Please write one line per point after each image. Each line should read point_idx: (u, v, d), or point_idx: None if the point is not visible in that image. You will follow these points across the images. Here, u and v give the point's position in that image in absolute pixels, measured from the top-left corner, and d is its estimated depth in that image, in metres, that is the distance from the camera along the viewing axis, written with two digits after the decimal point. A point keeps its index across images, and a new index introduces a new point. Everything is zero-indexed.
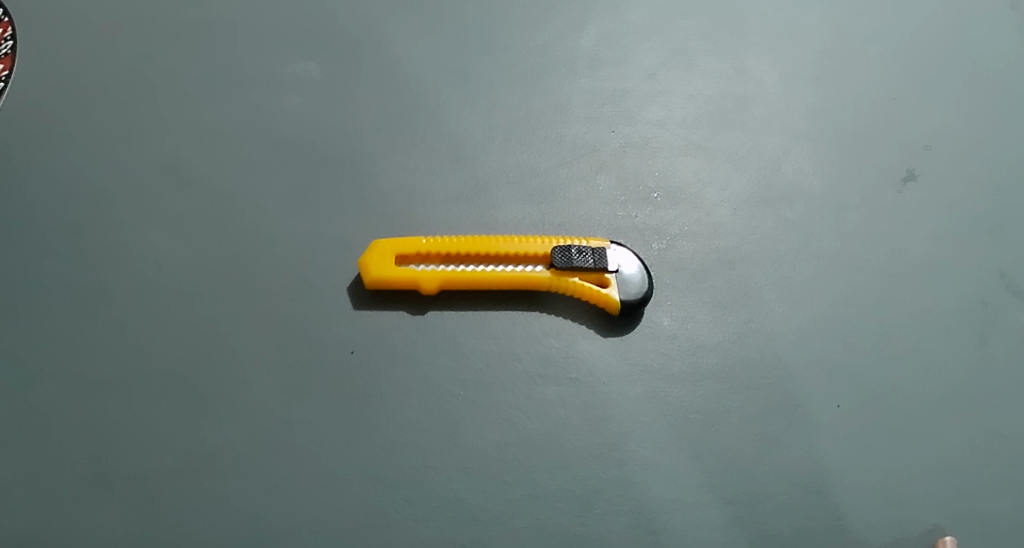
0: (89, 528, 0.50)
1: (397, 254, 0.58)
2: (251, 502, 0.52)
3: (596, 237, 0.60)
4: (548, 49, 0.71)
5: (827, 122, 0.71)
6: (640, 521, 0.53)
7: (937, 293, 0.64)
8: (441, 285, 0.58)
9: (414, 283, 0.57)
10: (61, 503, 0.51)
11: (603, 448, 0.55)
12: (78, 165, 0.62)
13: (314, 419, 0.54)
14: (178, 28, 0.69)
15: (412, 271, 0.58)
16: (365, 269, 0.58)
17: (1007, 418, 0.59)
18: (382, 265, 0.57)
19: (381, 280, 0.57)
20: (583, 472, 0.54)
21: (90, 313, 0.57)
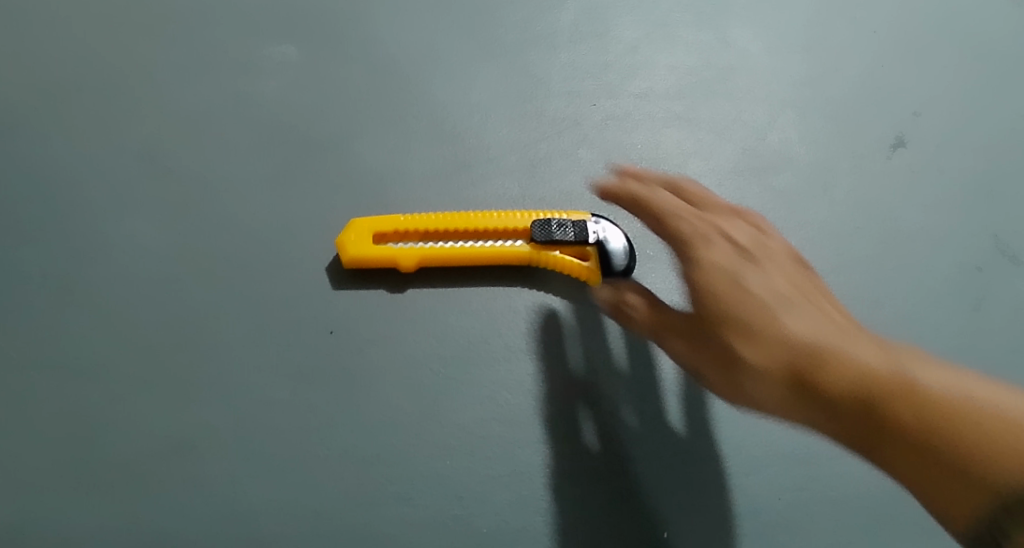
0: (70, 515, 0.50)
1: (376, 232, 0.57)
2: (231, 485, 0.51)
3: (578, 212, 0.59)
4: (527, 24, 0.70)
5: (813, 91, 0.70)
6: (607, 480, 0.53)
7: (932, 262, 0.65)
8: (421, 261, 0.57)
9: (393, 261, 0.57)
10: (41, 490, 0.51)
11: (576, 410, 0.55)
12: (53, 155, 0.62)
13: (294, 400, 0.54)
14: (150, 12, 0.68)
15: (391, 250, 0.57)
16: (343, 249, 0.57)
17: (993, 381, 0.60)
18: (360, 244, 0.57)
19: (360, 260, 0.57)
20: (565, 446, 0.54)
21: (68, 303, 0.56)
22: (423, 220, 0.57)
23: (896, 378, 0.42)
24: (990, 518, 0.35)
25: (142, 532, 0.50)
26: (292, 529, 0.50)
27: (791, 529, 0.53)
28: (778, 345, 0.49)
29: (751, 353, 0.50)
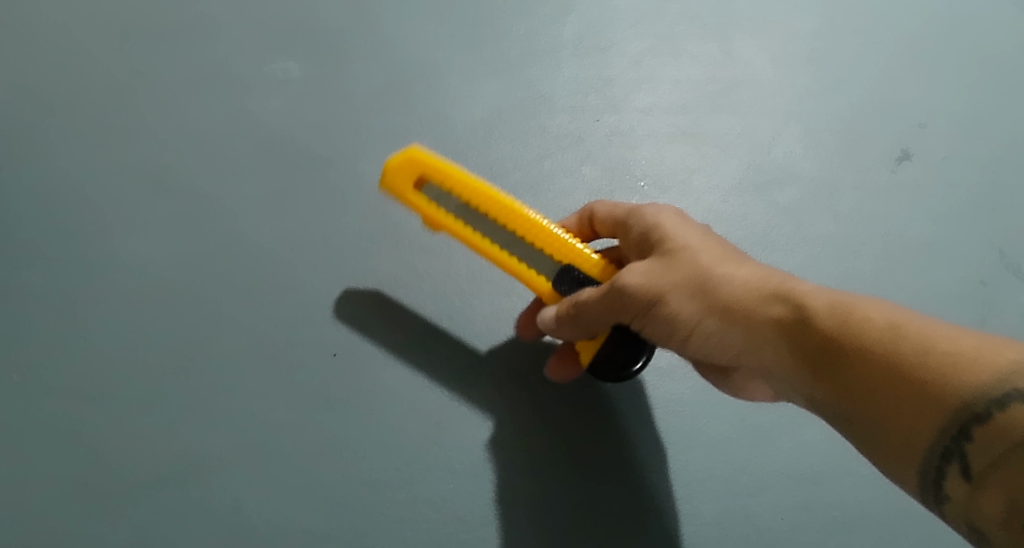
0: (80, 536, 0.51)
1: (423, 177, 0.54)
2: (239, 507, 0.52)
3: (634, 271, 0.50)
4: (530, 39, 0.69)
5: (818, 104, 0.70)
6: (577, 480, 0.53)
7: (938, 278, 0.65)
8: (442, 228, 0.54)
9: (417, 206, 0.54)
10: (50, 512, 0.52)
11: (559, 412, 0.55)
12: (56, 176, 0.61)
13: (298, 423, 0.54)
14: (151, 27, 0.67)
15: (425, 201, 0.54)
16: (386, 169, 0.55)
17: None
18: (402, 177, 0.54)
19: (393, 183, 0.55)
20: (556, 470, 0.54)
21: (73, 326, 0.56)
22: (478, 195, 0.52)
23: (858, 296, 0.43)
24: (983, 417, 0.37)
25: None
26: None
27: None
28: (719, 279, 0.46)
29: (686, 312, 0.46)
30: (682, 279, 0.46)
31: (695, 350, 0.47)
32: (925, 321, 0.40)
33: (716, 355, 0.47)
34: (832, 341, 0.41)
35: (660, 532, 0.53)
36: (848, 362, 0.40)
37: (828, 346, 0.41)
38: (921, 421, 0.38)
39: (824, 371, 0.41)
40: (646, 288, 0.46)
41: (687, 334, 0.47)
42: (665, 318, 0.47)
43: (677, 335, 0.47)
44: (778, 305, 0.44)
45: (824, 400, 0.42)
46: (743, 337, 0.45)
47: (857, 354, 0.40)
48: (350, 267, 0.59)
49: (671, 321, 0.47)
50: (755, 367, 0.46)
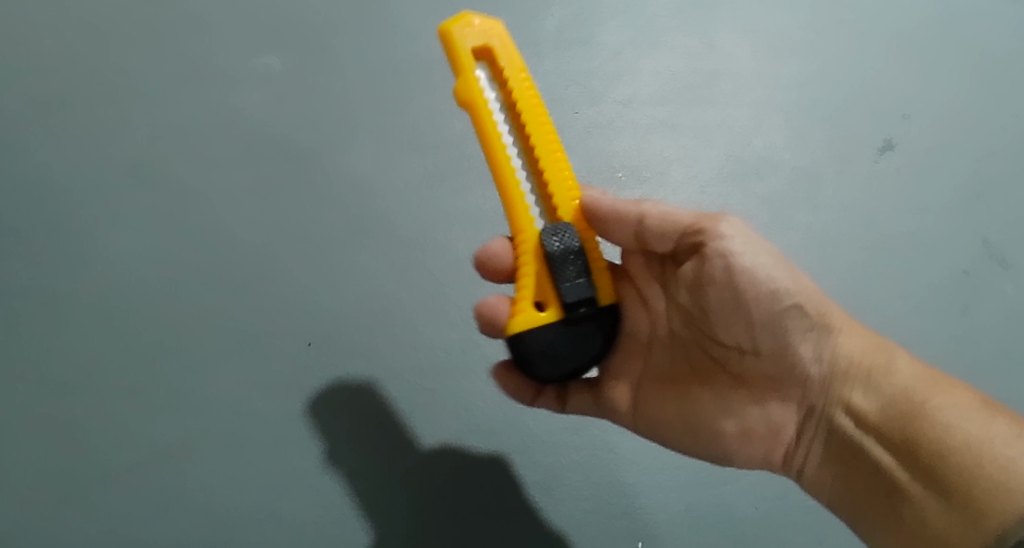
0: (69, 520, 0.53)
1: (490, 64, 0.50)
2: (221, 493, 0.54)
3: (608, 287, 0.47)
4: (511, 31, 0.69)
5: (799, 96, 0.69)
6: (503, 508, 0.54)
7: (921, 269, 0.64)
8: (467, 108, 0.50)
9: (463, 74, 0.49)
10: (39, 497, 0.54)
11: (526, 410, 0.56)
12: (34, 169, 0.61)
13: (276, 412, 0.56)
14: (124, 17, 0.66)
15: (469, 71, 0.49)
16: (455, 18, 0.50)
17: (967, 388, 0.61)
18: (463, 40, 0.49)
19: (448, 42, 0.50)
20: (486, 496, 0.54)
21: (54, 319, 0.57)
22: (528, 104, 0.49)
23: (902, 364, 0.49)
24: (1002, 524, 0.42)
25: (138, 534, 0.53)
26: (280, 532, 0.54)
27: (754, 536, 0.55)
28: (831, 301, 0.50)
29: (793, 292, 0.48)
30: (804, 277, 0.49)
31: (768, 318, 0.48)
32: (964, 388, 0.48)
33: (782, 337, 0.48)
34: (916, 383, 0.48)
35: (626, 526, 0.54)
36: (926, 403, 0.47)
37: (908, 383, 0.48)
38: (961, 453, 0.44)
39: (899, 395, 0.48)
40: (749, 248, 0.47)
41: (778, 306, 0.47)
42: (765, 282, 0.47)
43: (761, 299, 0.47)
44: (894, 350, 0.50)
45: (881, 412, 0.48)
46: (824, 335, 0.49)
47: (947, 399, 0.47)
48: (328, 258, 0.60)
49: (767, 285, 0.47)
50: (811, 367, 0.49)
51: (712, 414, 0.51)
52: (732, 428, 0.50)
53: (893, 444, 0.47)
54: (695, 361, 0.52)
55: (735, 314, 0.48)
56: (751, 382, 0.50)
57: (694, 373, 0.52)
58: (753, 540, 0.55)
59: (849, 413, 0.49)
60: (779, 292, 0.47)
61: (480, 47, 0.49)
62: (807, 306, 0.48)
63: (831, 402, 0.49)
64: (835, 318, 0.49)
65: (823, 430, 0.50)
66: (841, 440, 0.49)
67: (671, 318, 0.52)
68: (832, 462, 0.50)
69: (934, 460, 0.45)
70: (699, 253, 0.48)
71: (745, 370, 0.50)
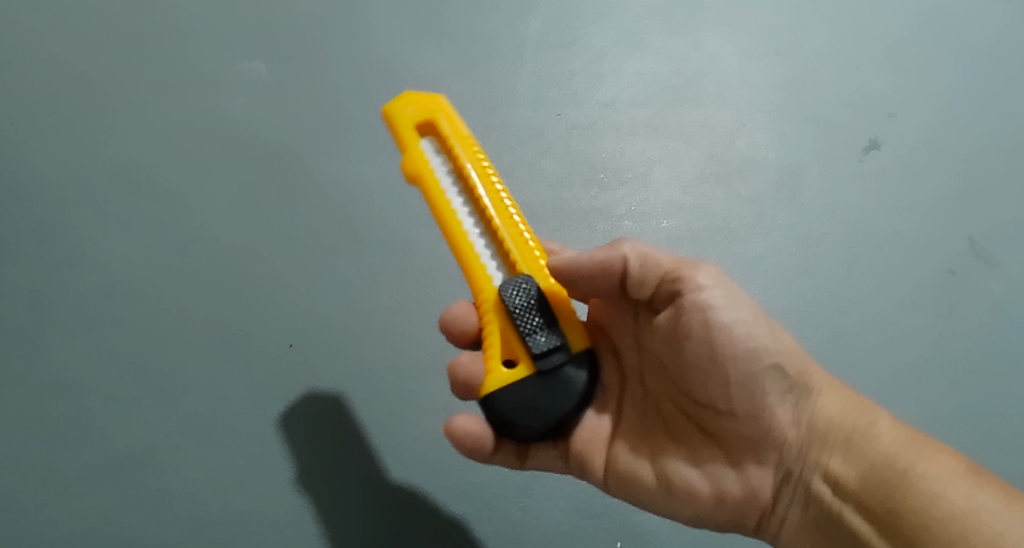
0: (49, 519, 0.54)
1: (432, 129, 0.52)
2: (198, 493, 0.54)
3: (578, 333, 0.47)
4: (495, 35, 0.69)
5: (784, 96, 0.69)
6: None
7: (905, 268, 0.64)
8: (417, 181, 0.51)
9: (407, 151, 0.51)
10: (21, 497, 0.54)
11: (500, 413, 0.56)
12: (22, 172, 0.62)
13: (256, 413, 0.56)
14: (116, 26, 0.67)
15: (415, 145, 0.51)
16: (396, 98, 0.53)
17: (951, 387, 0.61)
18: (407, 115, 0.52)
19: (393, 122, 0.52)
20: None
21: (40, 321, 0.58)
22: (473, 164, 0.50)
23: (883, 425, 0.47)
24: None
25: (118, 534, 0.53)
26: (258, 533, 0.53)
27: (734, 538, 0.54)
28: (809, 359, 0.48)
29: (772, 349, 0.46)
30: (783, 335, 0.47)
31: (744, 377, 0.46)
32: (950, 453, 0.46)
33: (759, 397, 0.47)
34: (898, 447, 0.46)
35: (603, 527, 0.54)
36: (911, 468, 0.44)
37: (888, 447, 0.46)
38: (948, 526, 0.42)
39: (882, 460, 0.46)
40: (726, 303, 0.46)
41: (755, 364, 0.46)
42: (743, 339, 0.46)
43: (738, 357, 0.46)
44: (875, 412, 0.48)
45: (860, 479, 0.46)
46: (801, 396, 0.47)
47: (933, 465, 0.44)
48: (310, 260, 0.60)
49: (745, 343, 0.46)
50: (788, 429, 0.47)
51: (684, 472, 0.48)
52: (708, 491, 0.48)
53: (874, 514, 0.45)
54: (667, 417, 0.50)
55: (711, 372, 0.46)
56: (726, 442, 0.48)
57: (667, 430, 0.50)
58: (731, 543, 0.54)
59: (828, 481, 0.47)
60: (757, 350, 0.46)
61: (422, 120, 0.52)
62: (786, 364, 0.47)
63: (810, 468, 0.47)
64: (812, 378, 0.48)
65: (799, 496, 0.48)
66: (818, 507, 0.47)
67: (644, 368, 0.51)
68: (810, 529, 0.48)
69: (918, 532, 0.43)
70: (674, 303, 0.47)
71: (719, 430, 0.48)
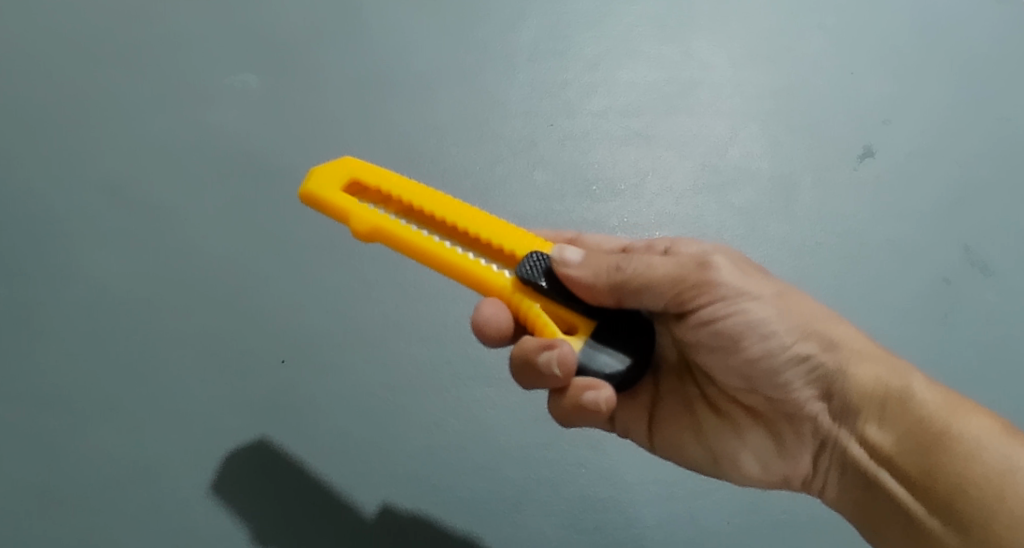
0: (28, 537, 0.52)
1: (359, 180, 0.47)
2: (183, 508, 0.53)
3: None
4: (488, 46, 0.69)
5: (778, 102, 0.69)
6: None
7: (900, 277, 0.64)
8: (377, 234, 0.46)
9: (348, 215, 0.46)
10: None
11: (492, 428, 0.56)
12: (15, 186, 0.62)
13: (247, 428, 0.55)
14: (112, 44, 0.68)
15: (354, 202, 0.46)
16: (308, 177, 0.48)
17: (953, 396, 0.60)
18: (329, 182, 0.47)
19: (317, 198, 0.47)
20: None
21: (29, 336, 0.58)
22: (416, 193, 0.46)
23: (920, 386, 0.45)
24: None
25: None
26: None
27: None
28: (835, 327, 0.46)
29: (787, 330, 0.45)
30: (798, 311, 0.46)
31: (763, 361, 0.46)
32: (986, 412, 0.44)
33: (781, 377, 0.46)
34: (931, 413, 0.44)
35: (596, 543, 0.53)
36: (945, 431, 0.43)
37: (922, 412, 0.44)
38: (981, 488, 0.41)
39: (917, 426, 0.44)
40: (736, 288, 0.45)
41: (773, 348, 0.45)
42: (756, 326, 0.45)
43: (754, 343, 0.45)
44: (911, 371, 0.46)
45: (896, 446, 0.44)
46: (829, 369, 0.46)
47: (964, 429, 0.43)
48: (301, 274, 0.60)
49: (759, 329, 0.45)
50: (816, 400, 0.47)
51: (724, 442, 0.50)
52: (747, 458, 0.50)
53: (908, 481, 0.44)
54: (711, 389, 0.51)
55: (732, 357, 0.47)
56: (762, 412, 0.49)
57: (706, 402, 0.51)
58: None
59: (862, 450, 0.46)
60: (773, 335, 0.45)
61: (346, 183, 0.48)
62: (803, 343, 0.46)
63: (845, 438, 0.46)
64: (841, 348, 0.46)
65: (837, 463, 0.47)
66: (857, 473, 0.47)
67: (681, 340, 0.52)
68: (849, 495, 0.47)
69: (950, 498, 0.42)
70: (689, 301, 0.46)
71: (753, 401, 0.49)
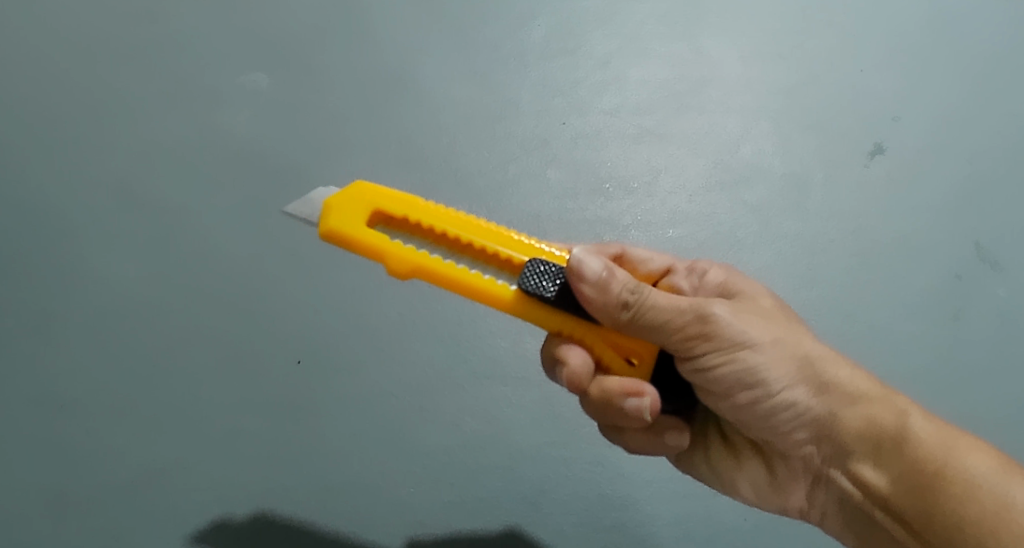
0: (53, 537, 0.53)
1: (376, 210, 0.43)
2: (204, 510, 0.54)
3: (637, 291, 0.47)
4: (498, 45, 0.69)
5: (790, 99, 0.69)
6: None
7: (911, 274, 0.64)
8: (417, 273, 0.42)
9: (383, 257, 0.42)
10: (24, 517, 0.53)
11: (509, 428, 0.56)
12: (28, 188, 0.62)
13: (264, 429, 0.56)
14: (123, 45, 0.68)
15: (387, 239, 0.42)
16: (324, 213, 0.42)
17: (961, 393, 0.60)
18: (351, 216, 0.42)
19: (342, 236, 0.42)
20: None
21: (45, 340, 0.58)
22: (439, 219, 0.43)
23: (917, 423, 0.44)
24: None
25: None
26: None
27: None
28: (829, 367, 0.46)
29: (779, 375, 0.45)
30: (792, 354, 0.45)
31: (756, 406, 0.46)
32: (983, 445, 0.44)
33: (774, 419, 0.47)
34: (928, 452, 0.44)
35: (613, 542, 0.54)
36: (939, 470, 0.43)
37: (919, 450, 0.44)
38: (976, 527, 0.41)
39: (911, 465, 0.44)
40: (731, 339, 0.44)
41: (764, 393, 0.45)
42: (748, 373, 0.45)
43: (747, 388, 0.45)
44: (906, 406, 0.45)
45: (890, 485, 0.44)
46: (822, 412, 0.46)
47: (960, 468, 0.43)
48: (316, 275, 0.60)
49: (752, 377, 0.45)
50: (811, 441, 0.47)
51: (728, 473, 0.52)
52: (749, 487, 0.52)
53: (906, 520, 0.44)
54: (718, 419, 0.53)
55: (725, 399, 0.47)
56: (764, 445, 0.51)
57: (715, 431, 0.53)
58: None
59: (858, 489, 0.46)
60: (767, 382, 0.45)
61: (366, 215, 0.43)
62: (795, 388, 0.45)
63: (840, 476, 0.47)
64: (834, 389, 0.45)
65: (835, 498, 0.48)
66: (854, 506, 0.47)
67: None
68: (849, 527, 0.49)
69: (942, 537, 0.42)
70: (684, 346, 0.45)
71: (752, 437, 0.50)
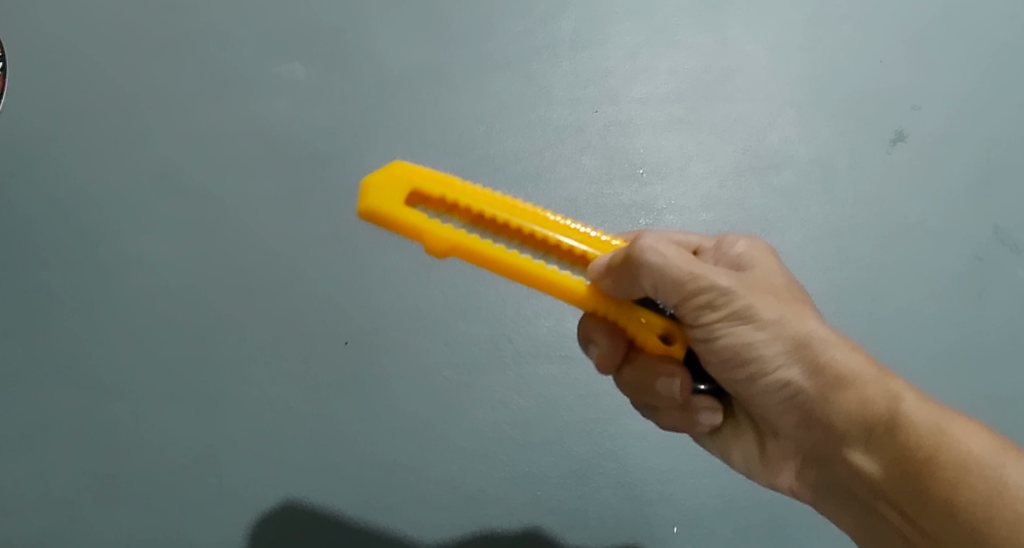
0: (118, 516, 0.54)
1: (415, 189, 0.40)
2: (262, 489, 0.55)
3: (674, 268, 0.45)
4: (530, 35, 0.71)
5: (813, 89, 0.71)
6: None
7: (935, 257, 0.66)
8: (457, 253, 0.39)
9: (422, 237, 0.39)
10: (88, 497, 0.55)
11: (555, 405, 0.58)
12: (73, 178, 0.63)
13: (315, 409, 0.57)
14: (159, 33, 0.68)
15: (427, 217, 0.39)
16: (361, 192, 0.39)
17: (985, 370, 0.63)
18: (389, 194, 0.39)
19: (379, 215, 0.39)
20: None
21: (96, 325, 0.59)
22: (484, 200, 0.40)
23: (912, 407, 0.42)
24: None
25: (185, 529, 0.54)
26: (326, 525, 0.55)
27: (784, 521, 0.56)
28: (824, 343, 0.43)
29: (770, 349, 0.43)
30: (786, 329, 0.43)
31: (749, 379, 0.45)
32: (977, 426, 0.42)
33: (766, 394, 0.45)
34: (918, 436, 0.41)
35: (659, 514, 0.56)
36: (932, 456, 0.40)
37: (911, 436, 0.41)
38: (970, 516, 0.39)
39: (903, 450, 0.41)
40: (727, 307, 0.42)
41: (755, 366, 0.44)
42: (738, 344, 0.43)
43: (740, 364, 0.44)
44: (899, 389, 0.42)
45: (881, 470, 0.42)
46: (813, 391, 0.43)
47: (954, 453, 0.40)
48: (360, 258, 0.61)
49: (744, 348, 0.43)
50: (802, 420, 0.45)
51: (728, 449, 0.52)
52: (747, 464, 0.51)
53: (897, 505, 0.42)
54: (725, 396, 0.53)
55: (719, 374, 0.45)
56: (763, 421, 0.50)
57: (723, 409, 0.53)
58: (781, 524, 0.56)
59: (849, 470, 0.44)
60: (759, 355, 0.43)
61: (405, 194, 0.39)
62: (789, 367, 0.43)
63: (832, 458, 0.45)
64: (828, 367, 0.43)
65: (830, 481, 0.47)
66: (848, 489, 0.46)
67: None
68: (847, 512, 0.47)
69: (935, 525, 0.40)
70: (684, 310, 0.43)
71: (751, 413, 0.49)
